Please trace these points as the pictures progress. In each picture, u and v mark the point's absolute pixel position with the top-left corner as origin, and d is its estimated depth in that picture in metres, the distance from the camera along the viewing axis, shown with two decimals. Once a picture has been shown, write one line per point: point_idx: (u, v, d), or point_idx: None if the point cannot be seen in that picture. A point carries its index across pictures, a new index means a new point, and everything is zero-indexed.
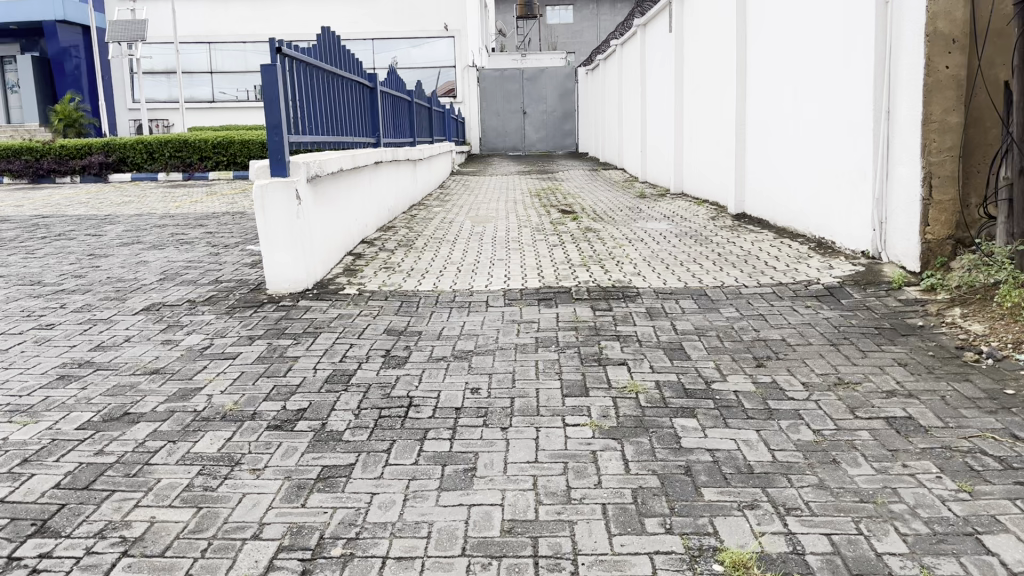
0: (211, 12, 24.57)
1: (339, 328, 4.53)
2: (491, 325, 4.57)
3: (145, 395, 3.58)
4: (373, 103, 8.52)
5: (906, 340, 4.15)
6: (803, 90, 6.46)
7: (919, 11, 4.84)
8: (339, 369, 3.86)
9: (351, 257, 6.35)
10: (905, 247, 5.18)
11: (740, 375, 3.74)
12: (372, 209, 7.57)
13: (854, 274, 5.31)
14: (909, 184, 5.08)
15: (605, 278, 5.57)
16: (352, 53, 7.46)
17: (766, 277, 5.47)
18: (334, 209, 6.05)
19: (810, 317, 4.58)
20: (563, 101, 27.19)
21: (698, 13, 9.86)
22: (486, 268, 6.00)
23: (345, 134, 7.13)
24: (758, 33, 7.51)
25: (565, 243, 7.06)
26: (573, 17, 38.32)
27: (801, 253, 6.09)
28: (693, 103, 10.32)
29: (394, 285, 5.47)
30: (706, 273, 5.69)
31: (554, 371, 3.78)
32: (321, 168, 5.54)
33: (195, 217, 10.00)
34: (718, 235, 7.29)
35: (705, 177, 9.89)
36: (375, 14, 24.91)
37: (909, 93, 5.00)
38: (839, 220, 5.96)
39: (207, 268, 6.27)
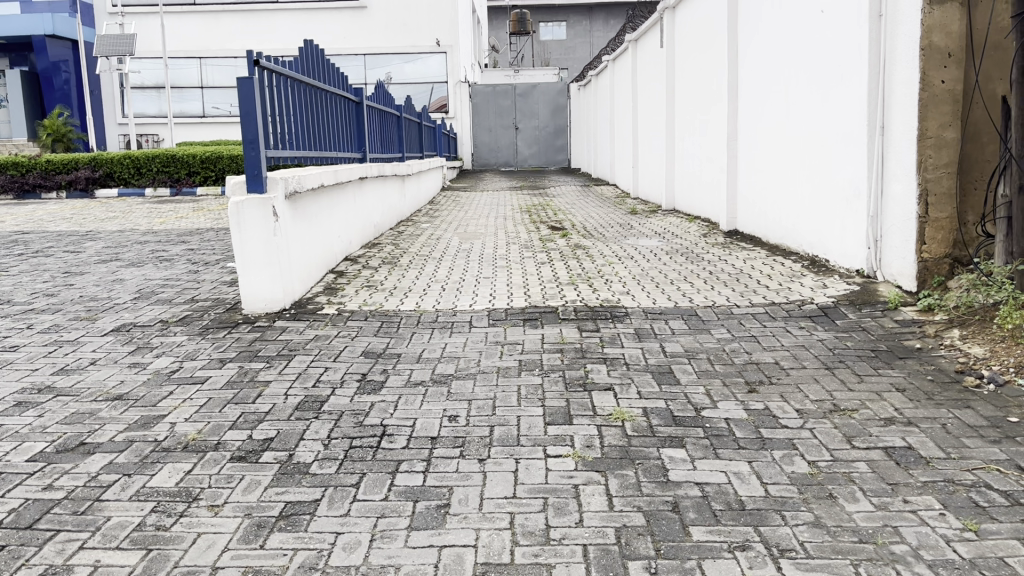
0: (202, 27, 24.49)
1: (314, 350, 4.35)
2: (474, 347, 4.40)
3: (105, 423, 3.39)
4: (359, 118, 8.38)
5: (904, 363, 4.00)
6: (795, 105, 6.34)
7: (913, 24, 4.73)
8: (311, 396, 3.68)
9: (333, 275, 6.18)
10: (901, 266, 5.03)
11: (731, 401, 3.56)
12: (356, 225, 7.41)
13: (848, 293, 5.16)
14: (904, 201, 4.94)
15: (593, 297, 5.41)
16: (335, 66, 7.32)
17: (758, 296, 5.31)
18: (314, 226, 5.88)
19: (804, 339, 4.42)
20: (555, 116, 27.16)
21: (689, 29, 9.78)
22: (471, 286, 5.83)
23: (328, 149, 6.99)
24: (750, 47, 7.40)
25: (554, 261, 6.90)
26: (565, 33, 38.48)
27: (795, 271, 5.94)
28: (685, 119, 10.21)
29: (375, 305, 5.30)
30: (697, 292, 5.54)
31: (537, 398, 3.60)
32: (300, 184, 5.38)
33: (178, 233, 9.82)
34: (710, 253, 7.14)
35: (697, 194, 9.76)
36: (367, 30, 24.83)
37: (903, 107, 4.88)
38: (833, 237, 5.82)
39: (184, 287, 6.08)
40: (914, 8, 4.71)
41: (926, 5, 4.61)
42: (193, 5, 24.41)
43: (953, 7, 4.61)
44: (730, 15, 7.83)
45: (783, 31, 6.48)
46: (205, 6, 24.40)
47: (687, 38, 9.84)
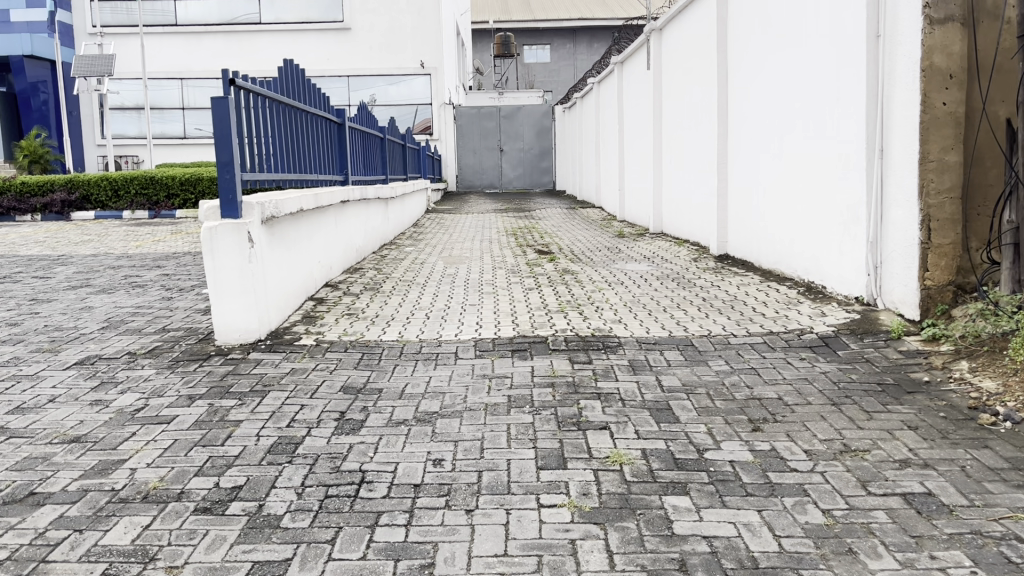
0: (184, 48, 24.30)
1: (290, 385, 4.10)
2: (460, 381, 4.15)
3: (59, 469, 3.12)
4: (341, 139, 8.17)
5: (914, 398, 3.79)
6: (789, 127, 6.19)
7: (913, 44, 4.57)
8: (285, 438, 3.42)
9: (312, 303, 5.93)
10: (902, 293, 4.85)
11: (736, 441, 3.34)
12: (337, 249, 7.16)
13: (848, 322, 4.97)
14: (906, 227, 4.77)
15: (584, 326, 5.19)
16: (316, 86, 7.12)
17: (755, 325, 5.11)
18: (293, 251, 5.64)
19: (807, 372, 4.21)
20: (540, 138, 27.09)
21: (676, 51, 9.66)
22: (456, 314, 5.59)
23: (308, 172, 6.76)
24: (741, 69, 7.27)
25: (542, 287, 6.67)
26: (550, 56, 38.61)
27: (791, 298, 5.76)
28: (673, 141, 10.08)
29: (355, 335, 5.05)
30: (691, 320, 5.34)
31: (528, 438, 3.36)
32: (277, 208, 5.14)
33: (154, 257, 9.53)
34: (701, 278, 6.95)
35: (685, 217, 9.60)
36: (351, 51, 24.71)
37: (903, 130, 4.72)
38: (830, 262, 5.65)
39: (156, 315, 5.81)
40: (914, 28, 4.55)
41: (927, 25, 4.46)
42: (175, 26, 24.23)
43: (954, 27, 4.45)
44: (719, 35, 7.70)
45: (776, 52, 6.33)
46: (187, 27, 24.23)
47: (675, 60, 9.73)
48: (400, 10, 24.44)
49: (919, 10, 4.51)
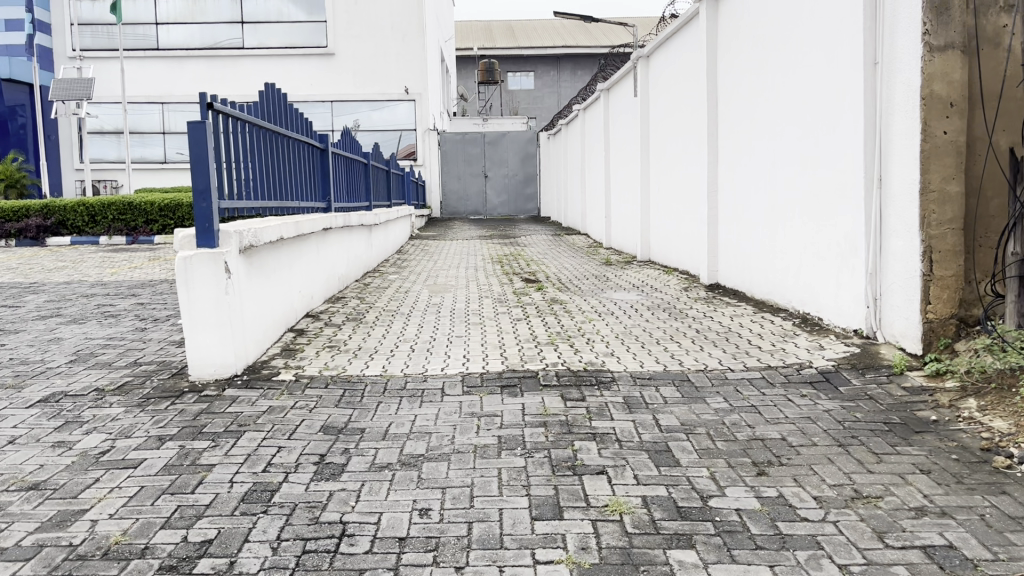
0: (165, 72, 24.14)
1: (267, 425, 3.87)
2: (447, 420, 3.94)
3: (13, 521, 2.88)
4: (324, 165, 7.99)
5: (923, 439, 3.62)
6: (782, 156, 6.08)
7: (911, 72, 4.48)
8: (261, 484, 3.19)
9: (291, 335, 5.70)
10: (904, 327, 4.70)
11: (741, 487, 3.15)
12: (319, 278, 6.95)
13: (849, 356, 4.81)
14: (906, 258, 4.64)
15: (575, 360, 4.99)
16: (297, 111, 6.95)
17: (752, 359, 4.95)
18: (272, 281, 5.42)
19: (810, 410, 4.03)
20: (524, 165, 27.05)
21: (664, 78, 9.60)
22: (442, 346, 5.38)
23: (289, 198, 6.57)
24: (731, 97, 7.18)
25: (530, 317, 6.48)
26: (534, 83, 38.77)
27: (787, 330, 5.61)
28: (660, 169, 9.99)
29: (336, 369, 4.82)
30: (686, 353, 5.17)
31: (521, 484, 3.15)
32: (256, 237, 4.93)
33: (129, 285, 9.28)
34: (693, 308, 6.80)
35: (674, 246, 9.49)
36: (335, 77, 24.64)
37: (903, 159, 4.60)
38: (826, 293, 5.52)
39: (128, 348, 5.56)
40: (912, 56, 4.46)
41: (927, 53, 4.36)
42: (156, 51, 24.07)
43: (955, 55, 4.35)
44: (709, 62, 7.63)
45: (769, 79, 6.25)
46: (168, 51, 24.08)
47: (662, 88, 9.67)
48: (384, 36, 24.39)
49: (917, 38, 4.41)
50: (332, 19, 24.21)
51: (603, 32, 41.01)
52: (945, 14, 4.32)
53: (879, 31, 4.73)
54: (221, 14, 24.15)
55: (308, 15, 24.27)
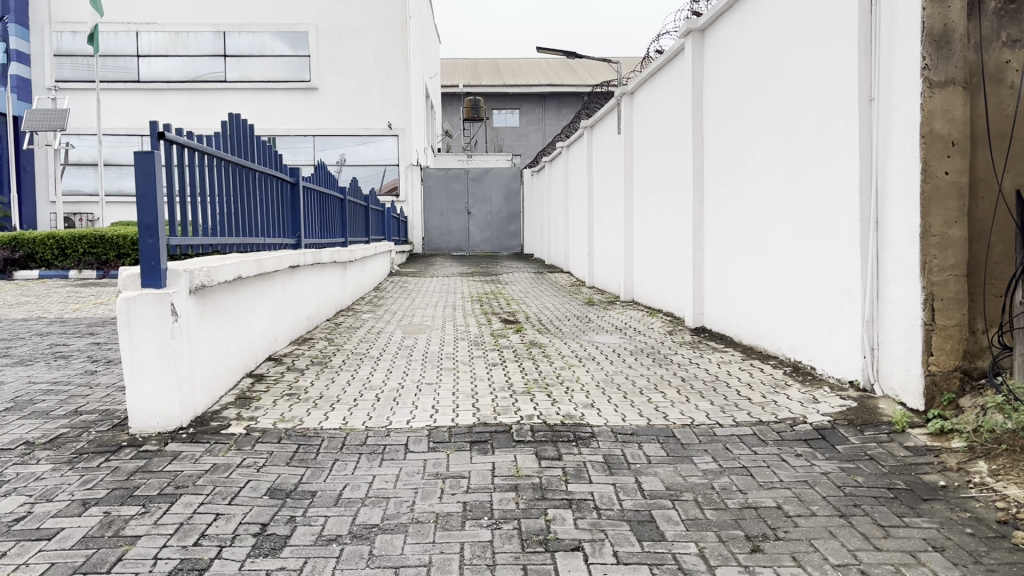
0: (145, 104, 23.89)
1: (207, 487, 3.48)
2: (408, 482, 3.56)
3: None
4: (294, 199, 7.66)
5: (932, 509, 3.28)
6: (772, 195, 5.82)
7: (910, 109, 4.22)
8: (188, 562, 2.80)
9: (249, 381, 5.31)
10: (904, 379, 4.39)
11: (733, 567, 2.79)
12: (283, 318, 6.58)
13: (845, 411, 4.48)
14: (906, 306, 4.34)
15: (552, 411, 4.63)
16: (263, 142, 6.64)
17: (742, 412, 4.61)
18: (228, 323, 5.05)
19: (806, 472, 3.69)
20: (508, 202, 26.87)
21: (649, 115, 9.40)
22: (410, 395, 5.00)
23: (255, 234, 6.23)
24: (718, 134, 6.95)
25: (506, 362, 6.13)
26: (519, 120, 38.90)
27: (777, 380, 5.28)
28: (644, 207, 9.75)
29: (293, 421, 4.44)
30: (671, 405, 4.82)
31: (485, 563, 2.77)
32: (210, 276, 4.57)
33: (89, 322, 8.86)
34: (678, 354, 6.47)
35: (657, 286, 9.20)
36: (318, 111, 24.48)
37: (901, 201, 4.34)
38: (819, 341, 5.21)
39: (70, 394, 5.15)
40: (911, 93, 4.21)
41: (926, 88, 4.11)
42: (137, 83, 23.83)
43: (955, 91, 4.11)
44: (694, 99, 7.42)
45: (758, 116, 6.01)
46: (149, 83, 23.86)
47: (647, 125, 9.47)
48: (369, 71, 24.36)
49: (916, 73, 4.17)
50: (316, 54, 24.19)
51: (588, 70, 41.30)
52: (945, 48, 4.09)
53: (875, 66, 4.48)
54: (204, 46, 24.02)
55: (292, 50, 24.23)
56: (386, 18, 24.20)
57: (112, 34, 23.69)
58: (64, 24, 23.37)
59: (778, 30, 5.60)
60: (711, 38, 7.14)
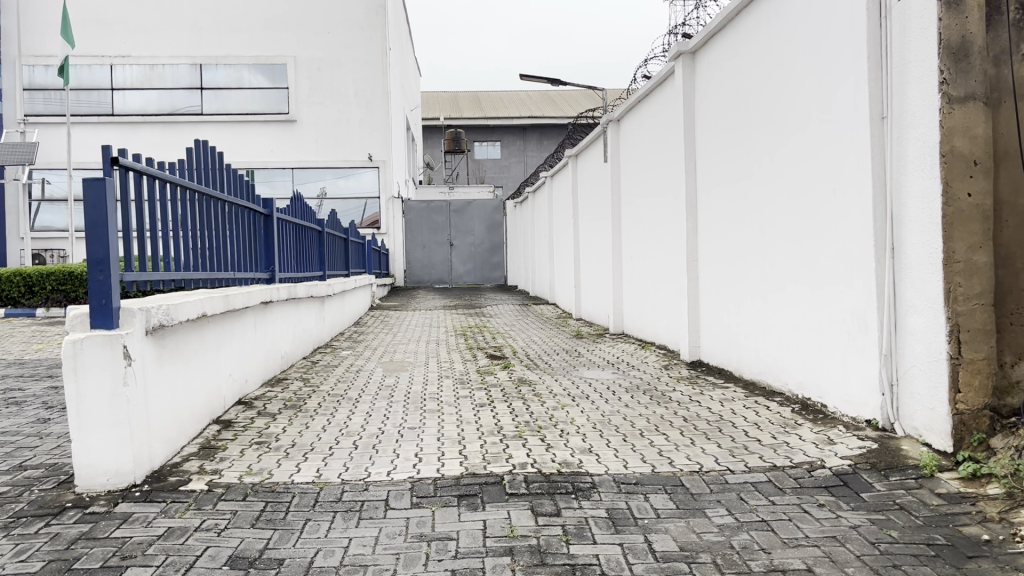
0: (119, 138, 23.50)
1: (159, 557, 3.04)
2: (389, 546, 3.14)
3: None
4: (267, 232, 7.28)
5: (982, 568, 2.90)
6: (774, 222, 5.53)
7: (927, 127, 3.93)
8: None
9: (215, 430, 4.87)
10: (928, 418, 4.03)
11: None
12: (255, 359, 6.15)
13: (866, 453, 4.12)
14: (929, 338, 4.01)
15: (548, 457, 4.24)
16: (233, 171, 6.27)
17: (753, 456, 4.24)
18: (191, 365, 4.63)
19: (833, 527, 3.30)
20: (490, 233, 26.59)
21: (637, 143, 9.14)
22: (391, 442, 4.59)
23: (224, 269, 5.83)
24: (713, 159, 6.67)
25: (495, 402, 5.73)
26: (500, 152, 38.94)
27: (786, 419, 4.92)
28: (633, 237, 9.45)
29: (261, 474, 4.02)
30: (676, 448, 4.44)
31: None
32: (170, 315, 4.17)
33: (50, 364, 8.38)
34: (676, 390, 6.11)
35: (649, 318, 8.87)
36: (296, 143, 24.17)
37: (920, 225, 4.03)
38: (830, 377, 4.87)
39: (17, 447, 4.69)
40: (928, 109, 3.92)
41: (945, 104, 3.81)
42: (111, 116, 23.47)
43: (976, 107, 3.81)
44: (686, 124, 7.16)
45: (757, 139, 5.74)
46: (124, 116, 23.51)
47: (635, 153, 9.21)
48: (348, 104, 24.13)
49: (932, 89, 3.88)
50: (295, 86, 23.96)
51: (568, 102, 41.41)
52: (964, 61, 3.80)
53: (887, 83, 4.21)
54: (180, 79, 23.72)
55: (270, 82, 23.99)
56: (365, 50, 24.07)
57: (85, 67, 23.35)
58: (36, 57, 23.04)
59: (777, 50, 5.35)
60: (703, 62, 6.90)
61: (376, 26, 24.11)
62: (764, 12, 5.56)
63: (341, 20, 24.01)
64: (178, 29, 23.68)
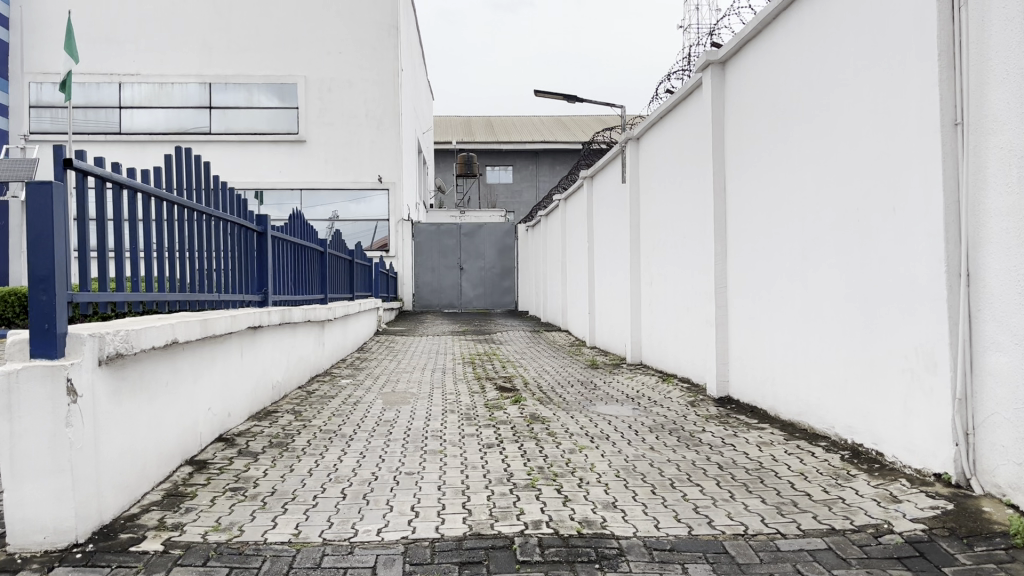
0: (125, 156, 23.20)
1: None
2: None
3: None
4: (262, 252, 6.75)
5: None
6: (820, 244, 4.95)
7: (1013, 133, 3.37)
8: None
9: (187, 473, 4.29)
10: (1016, 475, 3.41)
11: None
12: (240, 390, 5.59)
13: (940, 516, 3.48)
14: (1017, 379, 3.40)
15: (567, 514, 3.63)
16: (224, 185, 5.75)
17: (807, 517, 3.62)
18: (158, 400, 4.05)
19: None
20: (501, 258, 26.05)
21: (658, 161, 8.61)
22: (385, 491, 4.00)
23: (208, 289, 5.30)
24: (747, 176, 6.12)
25: (504, 442, 5.14)
26: (512, 176, 38.60)
27: (837, 471, 4.31)
28: (653, 261, 8.89)
29: (229, 530, 3.42)
30: (714, 504, 3.83)
31: None
32: (132, 342, 3.61)
33: None
34: (706, 431, 5.50)
35: (671, 349, 8.26)
36: (306, 163, 23.78)
37: (1006, 246, 3.44)
38: (888, 421, 4.27)
39: None
40: (1015, 112, 3.35)
41: None
42: (119, 135, 23.20)
43: None
44: (716, 139, 6.63)
45: (800, 151, 5.18)
46: (132, 135, 23.22)
47: (656, 172, 8.68)
48: (359, 124, 23.77)
49: (1021, 89, 3.31)
50: (305, 106, 23.63)
51: (581, 126, 41.13)
52: None
53: (963, 84, 3.65)
54: (189, 99, 23.46)
55: (279, 102, 23.68)
56: (377, 70, 23.78)
57: (94, 85, 23.14)
58: (44, 74, 22.85)
59: (826, 52, 4.82)
60: (734, 73, 6.39)
61: (388, 46, 23.83)
62: (809, 12, 5.03)
63: (353, 41, 23.74)
64: (188, 47, 23.45)
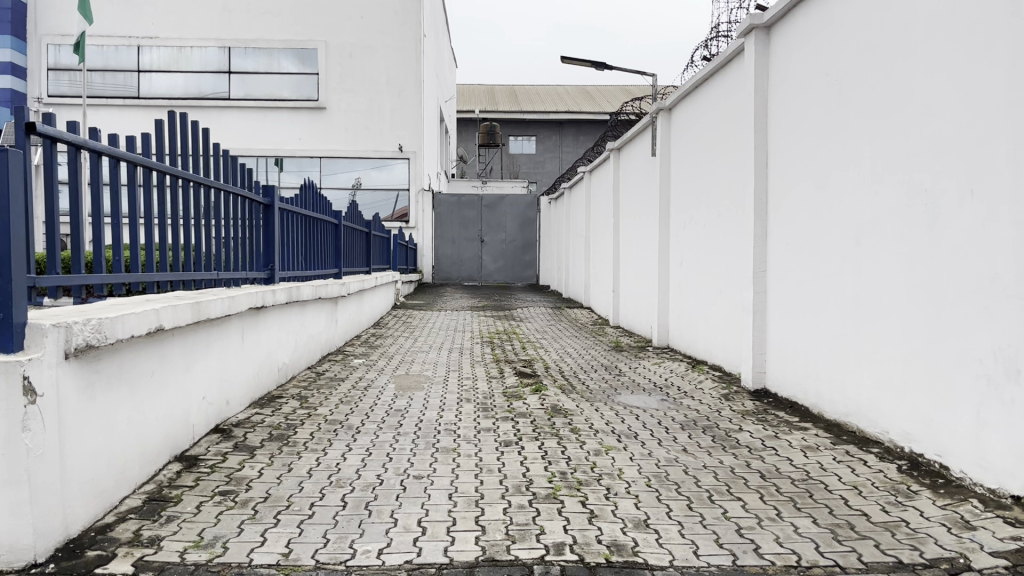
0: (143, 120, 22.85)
1: None
2: None
3: None
4: (269, 225, 6.33)
5: None
6: (880, 229, 4.44)
7: None
8: None
9: (173, 471, 3.91)
10: None
11: None
12: (240, 376, 5.19)
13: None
14: None
15: (594, 536, 3.19)
16: (226, 154, 5.31)
17: (870, 545, 3.16)
18: (141, 393, 3.65)
19: None
20: (522, 231, 25.47)
21: (693, 134, 8.07)
22: (390, 499, 3.60)
23: (206, 267, 4.88)
24: (793, 151, 5.59)
25: (523, 440, 4.70)
26: (535, 147, 37.91)
27: (896, 486, 3.84)
28: (684, 240, 8.38)
29: (209, 547, 3.02)
30: (759, 525, 3.39)
31: None
32: (106, 331, 3.19)
33: None
34: (744, 430, 5.04)
35: (702, 334, 7.77)
36: (325, 130, 23.35)
37: None
38: (955, 433, 3.79)
39: None
40: None
41: None
42: (137, 99, 22.84)
43: None
44: (758, 111, 6.10)
45: (860, 124, 4.65)
46: (150, 100, 22.86)
47: (690, 146, 8.16)
48: (380, 92, 23.28)
49: None
50: (325, 72, 23.13)
51: (606, 97, 40.30)
52: None
53: None
54: (208, 63, 23.02)
55: (299, 67, 23.16)
56: (399, 36, 23.21)
57: (112, 48, 22.78)
58: (61, 37, 22.49)
59: (894, 11, 4.28)
60: (781, 38, 5.85)
61: (411, 11, 23.22)
62: None
63: (375, 6, 23.18)
64: (207, 10, 22.94)
